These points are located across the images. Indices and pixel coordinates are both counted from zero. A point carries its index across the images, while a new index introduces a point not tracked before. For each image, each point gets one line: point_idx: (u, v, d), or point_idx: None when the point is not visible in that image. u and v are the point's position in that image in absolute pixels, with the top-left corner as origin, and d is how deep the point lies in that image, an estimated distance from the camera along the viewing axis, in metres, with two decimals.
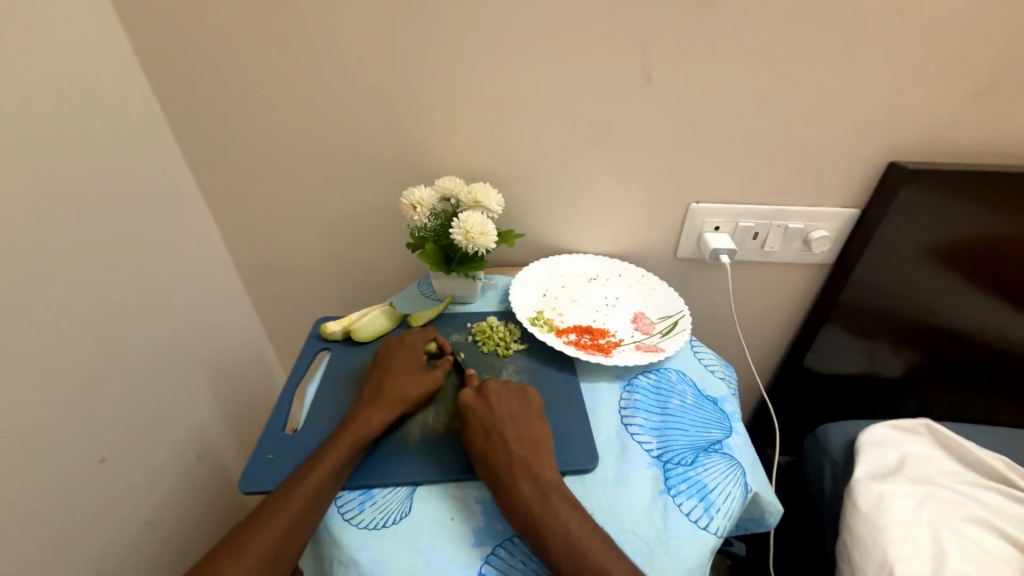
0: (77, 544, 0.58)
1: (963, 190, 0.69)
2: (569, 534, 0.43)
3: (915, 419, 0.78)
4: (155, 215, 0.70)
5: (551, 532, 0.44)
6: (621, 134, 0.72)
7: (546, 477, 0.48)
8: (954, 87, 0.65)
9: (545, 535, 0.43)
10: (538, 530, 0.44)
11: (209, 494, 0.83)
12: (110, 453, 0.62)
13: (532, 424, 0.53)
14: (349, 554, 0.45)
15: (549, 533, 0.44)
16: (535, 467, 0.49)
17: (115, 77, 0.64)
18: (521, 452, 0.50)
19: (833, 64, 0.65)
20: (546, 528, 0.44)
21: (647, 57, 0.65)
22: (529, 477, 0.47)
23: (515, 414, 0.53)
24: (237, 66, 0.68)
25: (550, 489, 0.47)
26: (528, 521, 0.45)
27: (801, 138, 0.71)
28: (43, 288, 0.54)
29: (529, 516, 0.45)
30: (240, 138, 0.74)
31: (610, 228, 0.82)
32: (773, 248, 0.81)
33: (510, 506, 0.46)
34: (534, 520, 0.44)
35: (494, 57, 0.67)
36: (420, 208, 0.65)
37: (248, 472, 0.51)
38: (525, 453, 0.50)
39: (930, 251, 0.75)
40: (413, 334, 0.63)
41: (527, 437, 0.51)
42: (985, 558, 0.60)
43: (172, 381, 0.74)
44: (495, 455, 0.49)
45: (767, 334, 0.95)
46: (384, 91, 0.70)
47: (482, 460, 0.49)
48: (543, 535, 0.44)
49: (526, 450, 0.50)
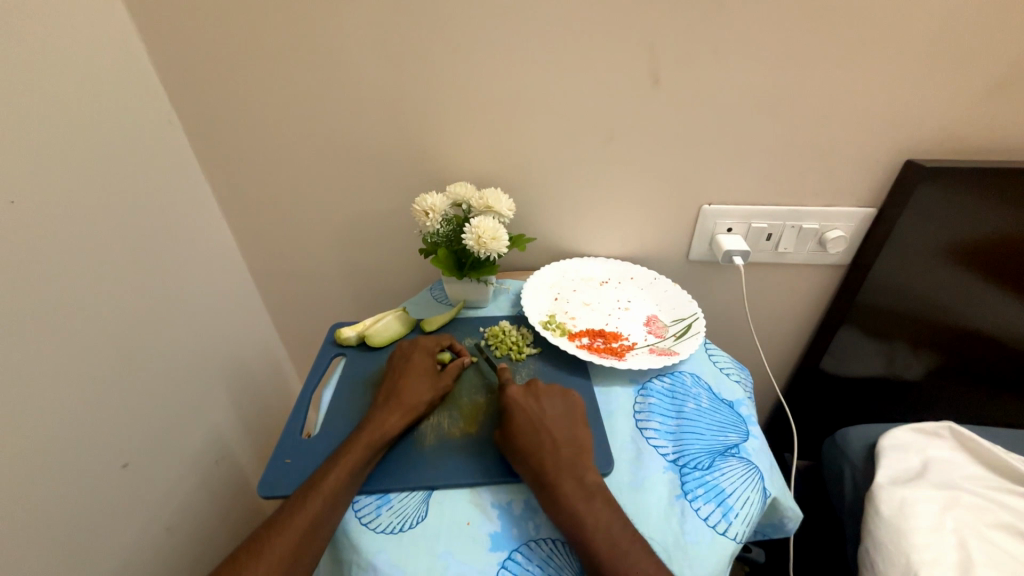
0: (99, 547, 0.59)
1: (982, 188, 0.68)
2: (609, 536, 0.44)
3: (939, 423, 0.76)
4: (172, 224, 0.72)
5: (594, 533, 0.44)
6: (628, 137, 0.72)
7: (589, 480, 0.48)
8: (969, 82, 0.64)
9: (587, 537, 0.44)
10: (581, 531, 0.44)
11: (228, 499, 0.84)
12: (131, 458, 0.64)
13: (572, 426, 0.53)
14: (367, 558, 0.45)
15: (590, 535, 0.44)
16: (577, 468, 0.49)
17: (133, 92, 0.66)
18: (565, 452, 0.50)
19: (841, 63, 0.64)
20: (587, 528, 0.44)
21: (653, 60, 0.65)
22: (573, 477, 0.48)
23: (555, 416, 0.54)
24: (250, 78, 0.69)
25: (592, 492, 0.47)
26: (571, 521, 0.45)
27: (812, 138, 0.70)
28: (64, 296, 0.56)
29: (572, 516, 0.45)
30: (255, 148, 0.76)
31: (620, 231, 0.82)
32: (786, 249, 0.81)
33: (551, 506, 0.46)
34: (575, 519, 0.45)
35: (501, 65, 0.67)
36: (432, 214, 0.65)
37: (267, 476, 0.52)
38: (567, 454, 0.50)
39: (949, 250, 0.73)
40: (428, 339, 0.64)
41: (569, 438, 0.52)
42: (1014, 566, 0.58)
43: (190, 387, 0.75)
44: (540, 454, 0.49)
45: (782, 336, 0.94)
46: (393, 100, 0.71)
47: (521, 463, 0.50)
48: (587, 535, 0.44)
49: (568, 451, 0.50)
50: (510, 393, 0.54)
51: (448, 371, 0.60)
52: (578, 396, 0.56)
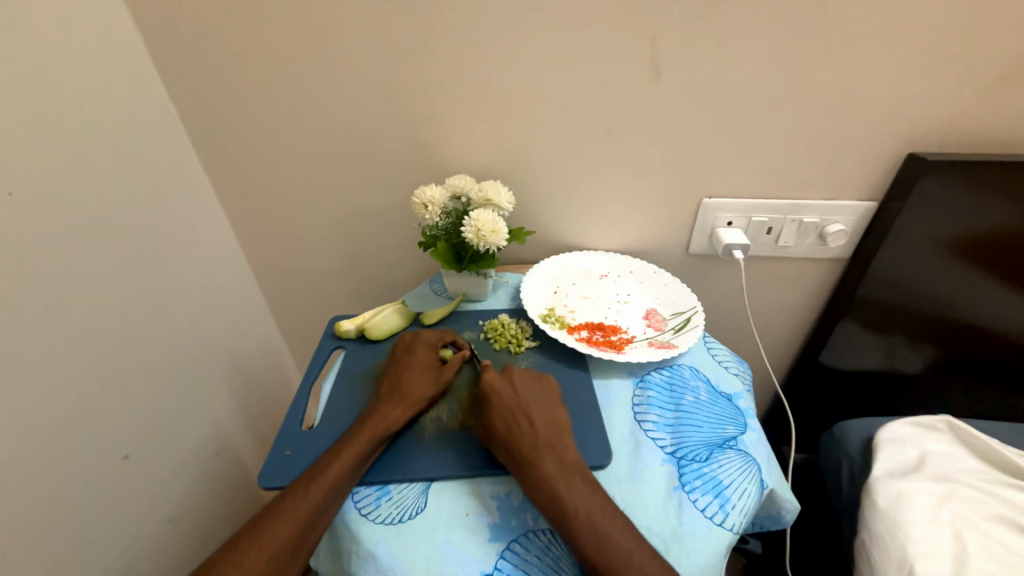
0: (101, 537, 0.60)
1: (984, 182, 0.67)
2: (588, 514, 0.44)
3: (936, 417, 0.77)
4: (171, 217, 0.72)
5: (575, 511, 0.44)
6: (629, 130, 0.72)
7: (567, 459, 0.48)
8: (974, 75, 0.64)
9: (567, 516, 0.44)
10: (560, 509, 0.44)
11: (228, 491, 0.85)
12: (132, 450, 0.64)
13: (549, 406, 0.53)
14: (366, 548, 0.46)
15: (569, 514, 0.44)
16: (557, 446, 0.49)
17: (131, 83, 0.65)
18: (543, 433, 0.50)
19: (844, 56, 0.64)
20: (567, 506, 0.44)
21: (655, 51, 0.65)
22: (552, 457, 0.48)
23: (535, 399, 0.53)
24: (248, 70, 0.69)
25: (571, 471, 0.47)
26: (550, 501, 0.45)
27: (814, 131, 0.70)
28: (64, 289, 0.56)
29: (551, 497, 0.45)
30: (253, 140, 0.75)
31: (620, 224, 0.81)
32: (786, 243, 0.80)
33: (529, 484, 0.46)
34: (555, 498, 0.45)
35: (501, 56, 0.67)
36: (431, 207, 0.65)
37: (267, 467, 0.52)
38: (545, 433, 0.50)
39: (949, 244, 0.73)
40: (432, 334, 0.63)
41: (546, 416, 0.52)
42: (1008, 556, 0.58)
43: (191, 380, 0.75)
44: (517, 437, 0.49)
45: (781, 330, 0.94)
46: (392, 92, 0.70)
47: (501, 445, 0.50)
48: (567, 514, 0.44)
49: (546, 429, 0.51)
50: (488, 377, 0.54)
51: (450, 366, 0.59)
52: (552, 381, 0.56)
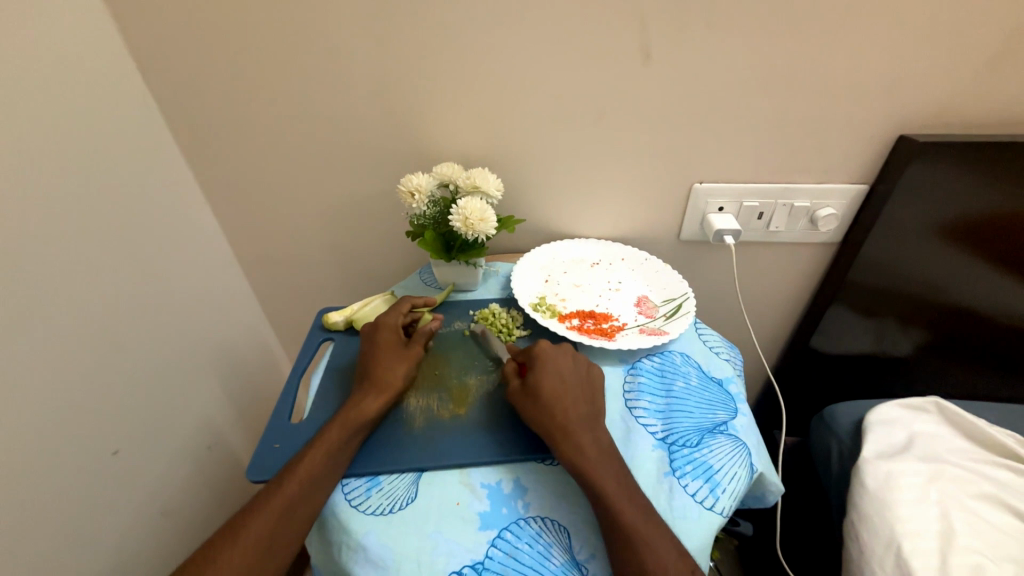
0: (94, 533, 0.59)
1: (973, 164, 0.67)
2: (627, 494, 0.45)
3: (925, 398, 0.77)
4: (153, 210, 0.70)
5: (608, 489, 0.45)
6: (619, 115, 0.70)
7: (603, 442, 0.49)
8: (965, 55, 0.63)
9: (608, 490, 0.45)
10: (602, 483, 0.45)
11: (220, 485, 0.84)
12: (122, 446, 0.63)
13: (587, 383, 0.54)
14: (356, 539, 0.46)
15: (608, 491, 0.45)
16: (595, 426, 0.50)
17: (104, 69, 0.63)
18: (581, 412, 0.50)
19: (838, 35, 0.62)
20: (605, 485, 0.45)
21: (645, 31, 0.63)
22: (590, 434, 0.49)
23: (569, 377, 0.53)
24: (227, 55, 0.66)
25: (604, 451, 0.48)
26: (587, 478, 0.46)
27: (806, 113, 0.69)
28: (42, 287, 0.54)
29: (588, 475, 0.46)
30: (235, 129, 0.73)
31: (610, 211, 0.81)
32: (778, 227, 0.80)
33: (566, 456, 0.47)
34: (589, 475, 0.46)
35: (488, 39, 0.65)
36: (418, 195, 0.64)
37: (256, 460, 0.52)
38: (585, 408, 0.51)
39: (939, 227, 0.73)
40: (393, 316, 0.61)
41: (585, 394, 0.52)
42: (993, 534, 0.60)
43: (180, 375, 0.74)
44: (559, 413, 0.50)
45: (773, 314, 0.94)
46: (377, 78, 0.68)
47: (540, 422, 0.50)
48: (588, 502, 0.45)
49: (586, 405, 0.51)
50: (541, 343, 0.56)
51: (416, 344, 0.59)
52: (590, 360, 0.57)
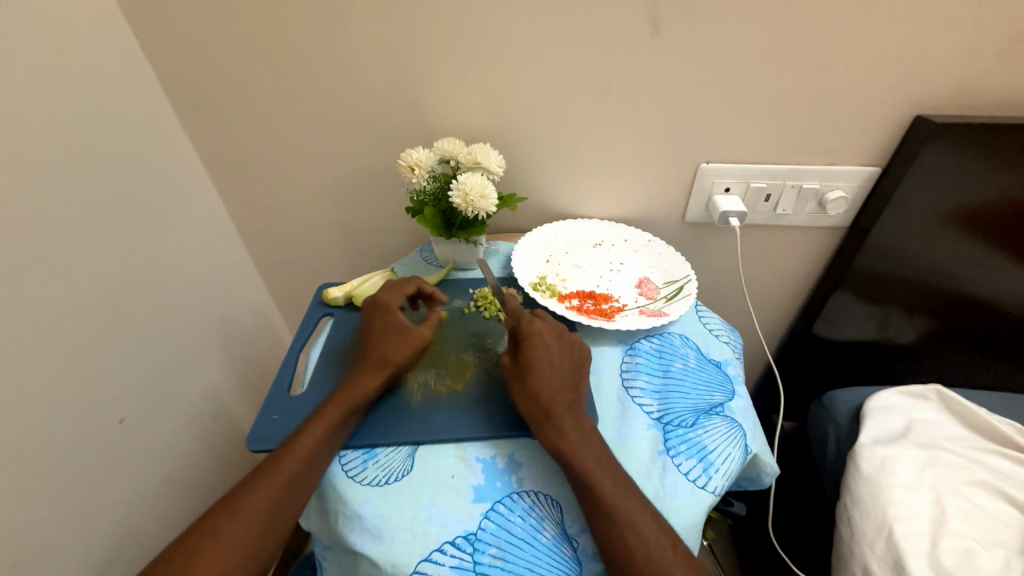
0: (100, 497, 0.61)
1: (992, 147, 0.65)
2: (615, 473, 0.46)
3: (926, 386, 0.77)
4: (153, 183, 0.70)
5: (598, 469, 0.46)
6: (626, 92, 0.68)
7: (585, 425, 0.49)
8: (993, 30, 0.60)
9: (597, 472, 0.45)
10: (593, 463, 0.46)
11: (223, 455, 0.87)
12: (128, 414, 0.65)
13: (577, 370, 0.52)
14: (352, 508, 0.47)
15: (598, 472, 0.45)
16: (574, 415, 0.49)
17: (100, 35, 0.61)
18: (569, 397, 0.50)
19: (859, 8, 0.60)
20: (592, 462, 0.46)
21: (656, 1, 0.61)
22: (574, 419, 0.49)
23: (563, 363, 0.52)
24: (223, 23, 0.65)
25: (588, 433, 0.48)
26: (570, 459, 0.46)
27: (821, 91, 0.67)
28: (43, 257, 0.54)
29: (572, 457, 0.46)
30: (234, 101, 0.72)
31: (614, 191, 0.79)
32: (785, 210, 0.78)
33: (551, 438, 0.47)
34: (570, 455, 0.46)
35: (493, 9, 0.63)
36: (418, 170, 0.63)
37: (255, 431, 0.52)
38: (570, 396, 0.50)
39: (952, 213, 0.71)
40: (392, 294, 0.59)
41: (572, 382, 0.51)
42: (984, 519, 0.60)
43: (183, 348, 0.75)
44: (546, 398, 0.49)
45: (777, 299, 0.93)
46: (378, 48, 0.66)
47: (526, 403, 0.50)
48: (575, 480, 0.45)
49: (573, 394, 0.50)
50: (538, 325, 0.53)
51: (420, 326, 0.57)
52: (580, 338, 0.55)
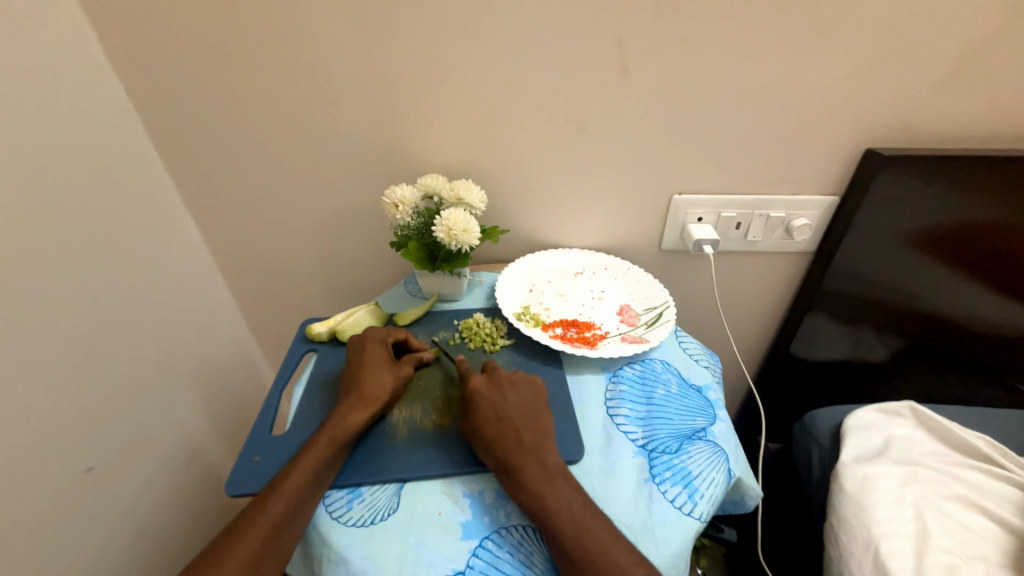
0: (64, 553, 0.58)
1: (936, 175, 0.70)
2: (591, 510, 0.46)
3: (900, 402, 0.79)
4: (133, 223, 0.70)
5: (576, 505, 0.46)
6: (599, 129, 0.72)
7: (549, 463, 0.49)
8: (924, 73, 0.66)
9: (577, 507, 0.46)
10: (573, 497, 0.46)
11: (200, 501, 0.83)
12: (96, 461, 0.62)
13: (534, 412, 0.53)
14: (337, 551, 0.45)
15: (575, 509, 0.45)
16: (537, 457, 0.49)
17: (85, 82, 0.63)
18: (528, 439, 0.50)
19: (803, 55, 0.66)
20: (568, 499, 0.46)
21: (621, 49, 0.66)
22: (536, 460, 0.48)
23: (519, 407, 0.53)
24: (209, 69, 0.67)
25: (554, 473, 0.48)
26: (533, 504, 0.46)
27: (778, 128, 0.72)
28: (14, 298, 0.53)
29: (534, 501, 0.46)
30: (218, 142, 0.73)
31: (593, 222, 0.82)
32: (755, 237, 0.82)
33: (517, 486, 0.47)
34: (536, 498, 0.46)
35: (470, 55, 0.67)
36: (402, 207, 0.65)
37: (235, 474, 0.51)
38: (527, 438, 0.50)
39: (906, 236, 0.76)
40: (382, 332, 0.62)
41: (527, 423, 0.52)
42: (964, 533, 0.62)
43: (159, 388, 0.73)
44: (502, 443, 0.49)
45: (754, 322, 0.96)
46: (362, 91, 0.69)
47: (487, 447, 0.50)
48: (552, 517, 0.45)
49: (529, 436, 0.50)
50: (474, 383, 0.53)
51: (406, 364, 0.59)
52: (524, 376, 0.56)
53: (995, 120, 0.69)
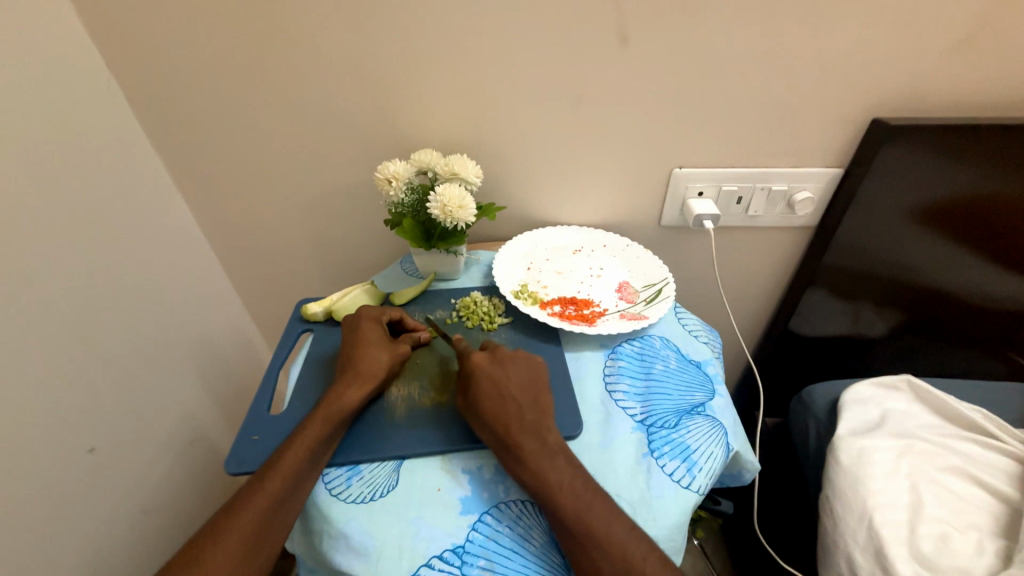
0: (71, 531, 0.59)
1: (944, 145, 0.68)
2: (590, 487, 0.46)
3: (897, 376, 0.79)
4: (122, 202, 0.68)
5: (575, 482, 0.46)
6: (598, 100, 0.70)
7: (551, 440, 0.48)
8: (938, 37, 0.63)
9: (576, 485, 0.46)
10: (574, 474, 0.46)
11: (203, 480, 0.84)
12: (98, 442, 0.62)
13: (536, 387, 0.53)
14: (337, 527, 0.46)
15: (573, 485, 0.46)
16: (534, 434, 0.49)
17: (61, 53, 0.60)
18: (530, 417, 0.50)
19: (814, 18, 0.63)
20: (567, 476, 0.46)
21: (622, 14, 0.63)
22: (537, 438, 0.48)
23: (522, 384, 0.52)
24: (191, 39, 0.64)
25: (555, 451, 0.48)
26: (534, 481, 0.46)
27: (784, 97, 0.69)
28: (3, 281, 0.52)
29: (535, 478, 0.46)
30: (204, 118, 0.70)
31: (591, 198, 0.81)
32: (757, 212, 0.81)
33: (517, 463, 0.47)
34: (537, 475, 0.46)
35: (464, 22, 0.64)
36: (396, 182, 0.63)
37: (234, 453, 0.51)
38: (531, 416, 0.50)
39: (911, 209, 0.75)
40: (378, 311, 0.61)
41: (531, 400, 0.51)
42: (958, 503, 0.63)
43: (158, 370, 0.73)
44: (505, 419, 0.49)
45: (753, 298, 0.96)
46: (351, 61, 0.66)
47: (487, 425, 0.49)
48: (552, 494, 0.45)
49: (532, 413, 0.50)
50: (474, 360, 0.53)
51: (403, 342, 0.58)
52: (531, 354, 0.55)
53: (1008, 88, 0.67)
